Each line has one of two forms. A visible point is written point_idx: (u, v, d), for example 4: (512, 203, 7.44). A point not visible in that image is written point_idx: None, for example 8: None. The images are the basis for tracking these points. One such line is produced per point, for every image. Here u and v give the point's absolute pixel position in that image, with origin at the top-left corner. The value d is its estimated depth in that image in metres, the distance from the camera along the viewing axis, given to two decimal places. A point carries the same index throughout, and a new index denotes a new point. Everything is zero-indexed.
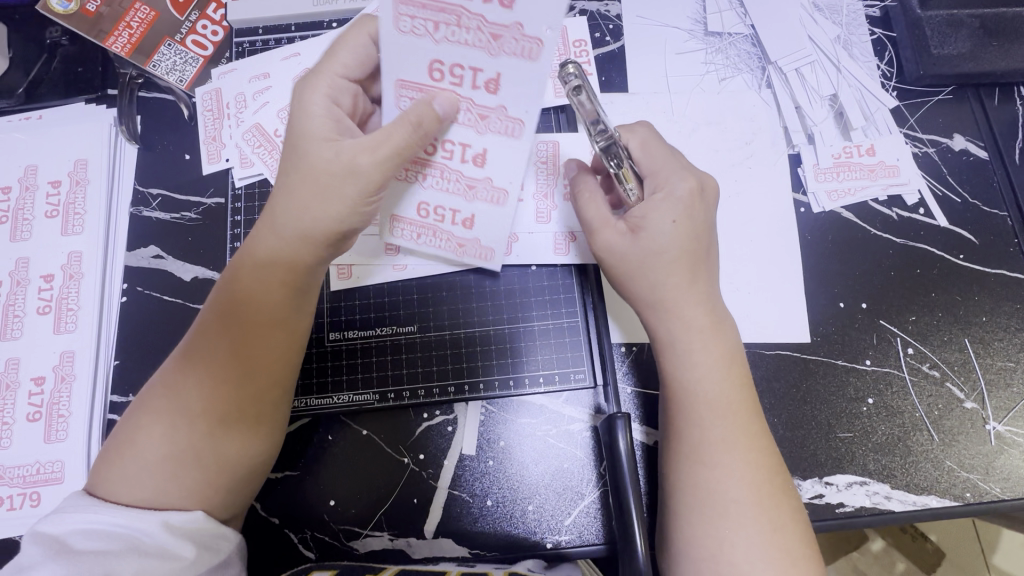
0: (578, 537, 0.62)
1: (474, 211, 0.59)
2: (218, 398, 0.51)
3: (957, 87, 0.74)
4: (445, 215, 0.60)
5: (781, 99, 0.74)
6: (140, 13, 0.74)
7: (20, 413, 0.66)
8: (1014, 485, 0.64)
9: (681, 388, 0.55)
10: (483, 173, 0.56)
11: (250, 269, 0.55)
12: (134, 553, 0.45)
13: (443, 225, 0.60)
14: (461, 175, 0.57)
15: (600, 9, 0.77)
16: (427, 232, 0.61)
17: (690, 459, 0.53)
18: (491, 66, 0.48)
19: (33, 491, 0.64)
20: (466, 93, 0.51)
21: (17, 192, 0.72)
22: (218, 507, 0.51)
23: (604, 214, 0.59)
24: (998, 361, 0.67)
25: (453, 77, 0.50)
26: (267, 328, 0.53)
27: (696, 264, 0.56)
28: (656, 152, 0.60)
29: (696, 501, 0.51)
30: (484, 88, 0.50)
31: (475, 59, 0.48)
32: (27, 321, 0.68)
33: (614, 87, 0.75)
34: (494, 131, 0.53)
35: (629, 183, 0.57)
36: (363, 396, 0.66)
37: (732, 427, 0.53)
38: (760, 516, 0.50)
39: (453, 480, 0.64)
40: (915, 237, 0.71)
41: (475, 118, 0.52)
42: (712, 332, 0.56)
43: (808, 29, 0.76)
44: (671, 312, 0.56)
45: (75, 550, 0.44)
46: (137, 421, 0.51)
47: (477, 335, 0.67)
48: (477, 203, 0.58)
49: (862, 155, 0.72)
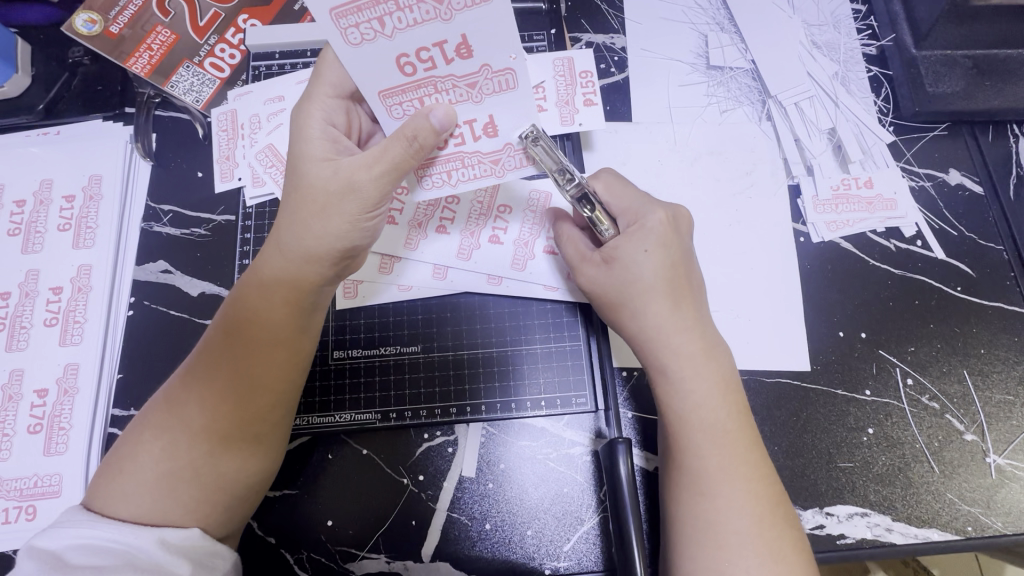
0: (578, 564, 0.62)
1: (491, 112, 0.51)
2: (219, 414, 0.51)
3: (952, 123, 0.77)
4: (464, 134, 0.52)
5: (781, 132, 0.76)
6: (160, 36, 0.76)
7: (21, 425, 0.65)
8: (1015, 519, 0.63)
9: (676, 416, 0.55)
10: (476, 64, 0.47)
11: (252, 285, 0.55)
12: (130, 568, 0.44)
13: (466, 146, 0.53)
14: (480, 155, 0.54)
15: (605, 41, 0.80)
16: (457, 163, 0.54)
17: (690, 489, 0.53)
18: (451, 31, 0.45)
19: (29, 505, 0.63)
20: (443, 71, 0.48)
21: (32, 206, 0.73)
22: (214, 522, 0.51)
23: (581, 251, 0.62)
24: (998, 394, 0.67)
25: (424, 61, 0.47)
26: (268, 345, 0.54)
27: (668, 295, 0.57)
28: (624, 190, 0.62)
29: (696, 533, 0.51)
30: (457, 57, 0.47)
31: (433, 33, 0.45)
32: (33, 333, 0.68)
33: (619, 116, 0.78)
34: (490, 93, 0.50)
35: (602, 224, 0.60)
36: (366, 415, 0.66)
37: (727, 454, 0.53)
38: (762, 548, 0.49)
39: (452, 502, 0.64)
40: (913, 268, 0.72)
41: (466, 90, 0.49)
42: (704, 358, 0.56)
43: (807, 65, 0.79)
44: (663, 342, 0.56)
45: (71, 565, 0.43)
46: (137, 437, 0.51)
47: (480, 357, 0.68)
48: (488, 99, 0.50)
49: (860, 187, 0.74)
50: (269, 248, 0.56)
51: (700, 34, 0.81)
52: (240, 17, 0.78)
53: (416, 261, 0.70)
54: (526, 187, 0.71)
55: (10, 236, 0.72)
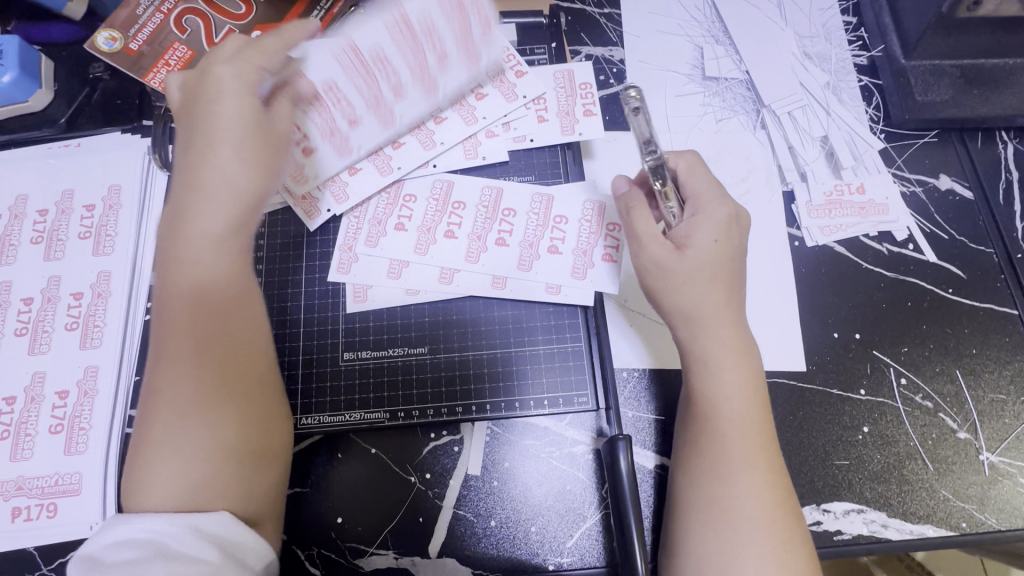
0: (580, 559, 0.63)
1: (354, 39, 0.66)
2: (201, 375, 0.53)
3: (942, 130, 0.79)
4: (334, 98, 0.69)
5: (775, 140, 0.79)
6: (178, 52, 0.79)
7: (43, 425, 0.68)
8: (1009, 515, 0.65)
9: (711, 402, 0.58)
10: (371, 56, 0.68)
11: (190, 251, 0.57)
12: (162, 558, 0.45)
13: (333, 107, 0.69)
14: (342, 99, 0.69)
15: (604, 54, 0.83)
16: (327, 116, 0.70)
17: (710, 473, 0.56)
18: (370, 43, 0.67)
19: (50, 503, 0.65)
20: (345, 48, 0.66)
21: (54, 214, 0.76)
22: (245, 512, 0.53)
23: (654, 231, 0.63)
24: (990, 393, 0.69)
25: (350, 57, 0.67)
26: (223, 303, 0.57)
27: (717, 284, 0.60)
28: (701, 179, 0.65)
29: (711, 514, 0.55)
30: (368, 55, 0.67)
31: (358, 37, 0.67)
32: (54, 337, 0.71)
33: (618, 125, 0.80)
34: (375, 64, 0.68)
35: (669, 200, 0.65)
36: (374, 415, 0.68)
37: (745, 443, 0.56)
38: (773, 532, 0.53)
39: (457, 500, 0.66)
40: (906, 271, 0.74)
41: (354, 68, 0.68)
42: (740, 351, 0.60)
43: (799, 76, 0.82)
44: (708, 329, 0.60)
45: (109, 563, 0.45)
46: (147, 437, 0.53)
47: (484, 357, 0.70)
48: (377, 59, 0.68)
49: (852, 193, 0.76)
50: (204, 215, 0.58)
51: (695, 45, 0.84)
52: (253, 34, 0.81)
53: (423, 266, 0.72)
54: (528, 196, 0.74)
55: (33, 244, 0.75)
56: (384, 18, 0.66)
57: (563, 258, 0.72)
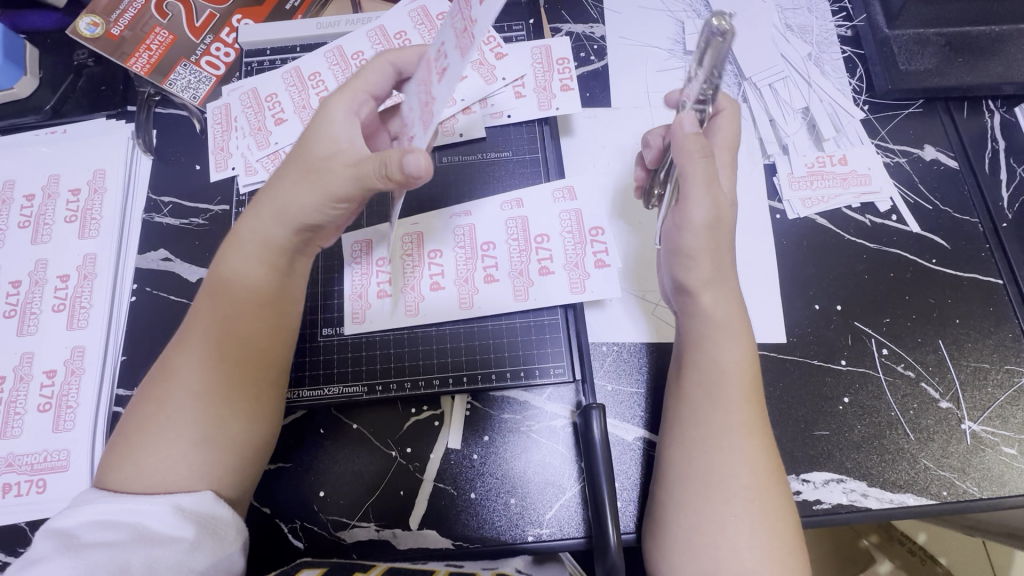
0: (559, 531, 0.64)
1: (339, 43, 0.79)
2: (215, 366, 0.55)
3: (927, 100, 0.78)
4: (317, 82, 0.78)
5: (756, 113, 0.78)
6: (159, 36, 0.80)
7: (32, 403, 0.69)
8: (992, 483, 0.65)
9: (720, 372, 0.58)
10: (352, 53, 0.78)
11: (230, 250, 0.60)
12: (142, 541, 0.46)
13: (309, 87, 0.77)
14: (317, 81, 0.78)
15: (585, 31, 0.83)
16: (300, 96, 0.77)
17: (707, 445, 0.56)
18: (356, 46, 0.79)
19: (40, 478, 0.66)
20: (333, 53, 0.79)
21: (40, 199, 0.77)
22: (226, 486, 0.54)
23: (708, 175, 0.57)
24: (974, 362, 0.69)
25: (332, 56, 0.78)
26: (253, 306, 0.58)
27: (717, 247, 0.59)
28: (726, 132, 0.62)
29: (708, 484, 0.54)
30: (349, 53, 0.78)
31: (348, 44, 0.79)
32: (42, 318, 0.72)
33: (597, 102, 0.80)
34: (354, 53, 0.78)
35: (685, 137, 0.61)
36: (352, 388, 0.69)
37: (741, 411, 0.56)
38: (753, 499, 0.53)
39: (439, 473, 0.66)
40: (888, 242, 0.73)
41: (335, 59, 0.78)
42: (739, 326, 0.60)
43: (781, 47, 0.81)
44: (715, 299, 0.59)
45: (85, 543, 0.46)
46: (150, 409, 0.54)
47: (462, 332, 0.70)
48: (355, 53, 0.78)
49: (834, 164, 0.76)
50: (262, 220, 0.59)
51: (678, 21, 0.83)
52: (234, 17, 0.82)
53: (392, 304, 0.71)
54: (501, 223, 0.73)
55: (20, 228, 0.76)
56: (366, 30, 0.79)
57: (557, 277, 0.70)
